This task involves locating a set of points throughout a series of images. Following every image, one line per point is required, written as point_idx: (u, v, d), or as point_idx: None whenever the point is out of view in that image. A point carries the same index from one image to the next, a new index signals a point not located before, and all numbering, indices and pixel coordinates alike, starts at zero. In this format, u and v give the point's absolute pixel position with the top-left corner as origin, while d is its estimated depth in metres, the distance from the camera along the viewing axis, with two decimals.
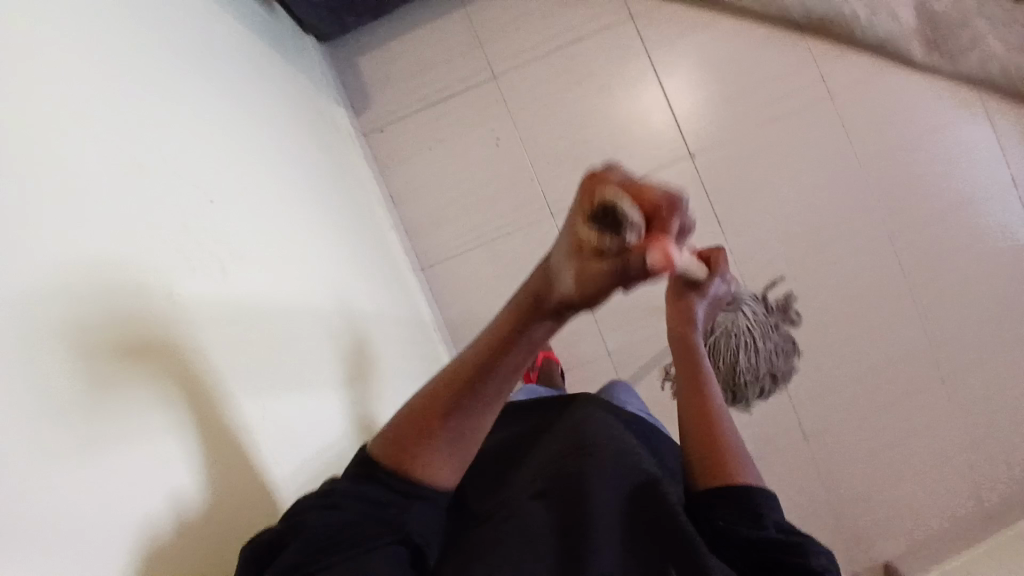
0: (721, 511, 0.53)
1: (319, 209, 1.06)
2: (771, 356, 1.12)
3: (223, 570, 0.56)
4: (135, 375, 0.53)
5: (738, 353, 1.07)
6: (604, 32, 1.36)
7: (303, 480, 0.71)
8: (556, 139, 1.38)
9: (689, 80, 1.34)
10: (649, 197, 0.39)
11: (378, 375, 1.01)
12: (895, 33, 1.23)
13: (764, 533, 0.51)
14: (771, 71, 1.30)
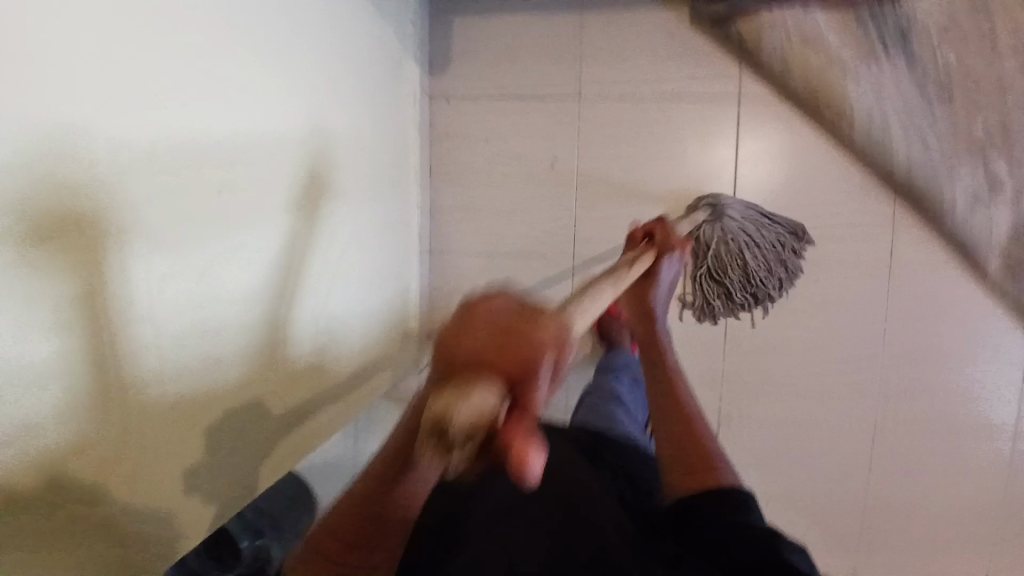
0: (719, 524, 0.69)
1: (320, 80, 0.98)
2: (769, 263, 1.23)
3: (153, 426, 0.75)
4: (43, 262, 0.59)
5: (741, 252, 1.22)
6: (709, 101, 1.24)
7: (202, 343, 0.80)
8: (612, 186, 1.28)
9: (769, 186, 1.26)
10: (518, 361, 0.39)
11: (336, 195, 1.05)
12: (981, 237, 1.16)
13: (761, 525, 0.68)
14: (848, 214, 1.25)
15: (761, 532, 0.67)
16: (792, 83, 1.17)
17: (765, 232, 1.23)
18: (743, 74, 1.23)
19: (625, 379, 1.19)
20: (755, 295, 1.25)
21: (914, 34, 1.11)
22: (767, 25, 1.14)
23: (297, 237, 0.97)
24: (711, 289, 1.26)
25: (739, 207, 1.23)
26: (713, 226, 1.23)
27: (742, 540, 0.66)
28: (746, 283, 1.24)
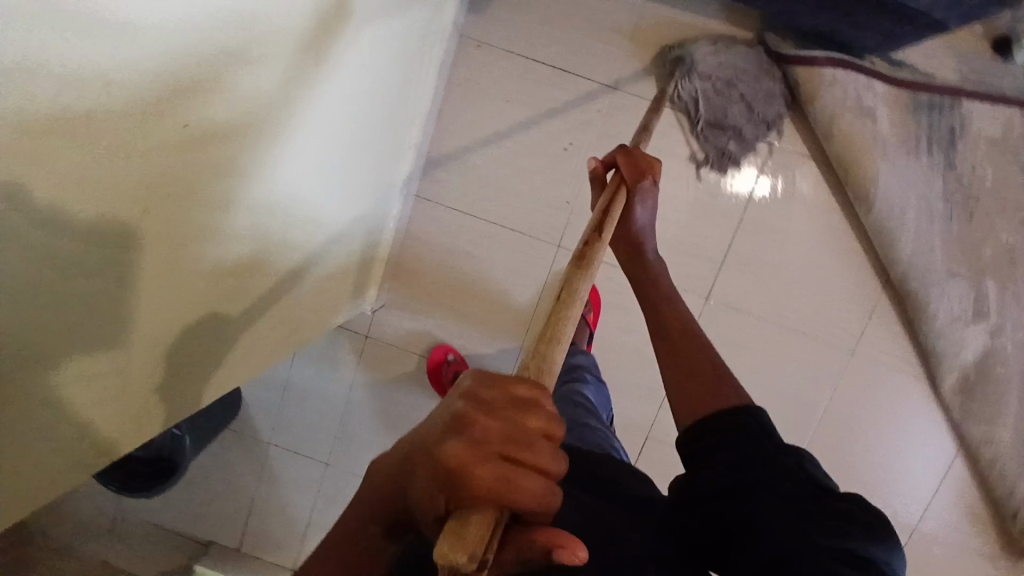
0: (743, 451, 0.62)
1: None
2: (748, 109, 1.14)
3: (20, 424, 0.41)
4: None
5: (727, 84, 1.12)
6: (740, 136, 1.18)
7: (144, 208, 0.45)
8: None
9: (768, 240, 1.20)
10: (527, 489, 0.33)
11: (335, 81, 0.69)
12: (947, 355, 1.17)
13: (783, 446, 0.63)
14: (836, 292, 1.21)
15: (770, 452, 0.62)
16: (828, 148, 1.13)
17: (751, 76, 1.12)
18: (784, 122, 1.17)
19: (593, 385, 1.09)
20: (766, 115, 1.14)
21: (958, 141, 1.14)
22: (834, 84, 1.09)
23: (286, 139, 0.63)
24: (714, 135, 1.16)
25: (707, 48, 1.12)
26: (694, 79, 1.13)
27: (749, 465, 0.61)
28: (739, 133, 1.15)
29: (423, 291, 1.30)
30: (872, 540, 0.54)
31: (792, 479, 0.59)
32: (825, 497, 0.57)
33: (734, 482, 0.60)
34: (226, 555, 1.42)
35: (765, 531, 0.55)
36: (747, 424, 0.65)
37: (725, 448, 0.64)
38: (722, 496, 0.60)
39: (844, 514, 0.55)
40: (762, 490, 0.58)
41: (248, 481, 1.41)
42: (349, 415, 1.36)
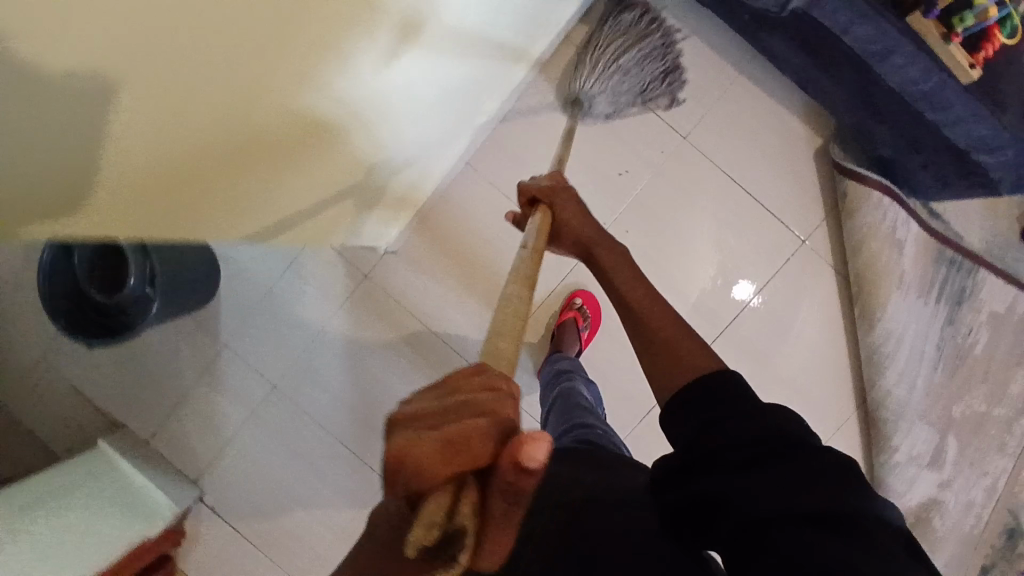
0: (732, 419, 0.60)
1: None
2: (650, 58, 1.15)
3: (116, 221, 0.48)
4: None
5: (624, 73, 1.15)
6: (780, 222, 1.23)
7: (280, 90, 0.52)
8: (650, 224, 1.24)
9: (773, 326, 1.24)
10: (480, 443, 0.31)
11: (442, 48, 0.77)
12: (894, 489, 1.22)
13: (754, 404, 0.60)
14: (814, 394, 1.25)
15: (753, 408, 0.60)
16: (852, 262, 1.19)
17: (615, 40, 1.14)
18: (821, 227, 1.23)
19: (585, 386, 1.12)
20: (661, 48, 1.16)
21: (964, 301, 1.22)
22: (879, 208, 1.16)
23: (390, 79, 0.70)
24: (654, 87, 1.18)
25: (588, 78, 1.15)
26: (599, 97, 1.16)
27: (715, 433, 0.59)
28: (664, 70, 1.17)
29: (436, 252, 1.31)
30: (843, 490, 0.50)
31: (756, 435, 0.56)
32: (796, 448, 0.54)
33: (700, 455, 0.59)
34: (132, 442, 1.34)
35: (727, 498, 0.53)
36: (716, 395, 0.65)
37: (695, 426, 0.63)
38: (691, 472, 0.58)
39: (824, 470, 0.51)
40: (725, 459, 0.56)
41: (188, 375, 1.35)
42: (315, 344, 1.33)
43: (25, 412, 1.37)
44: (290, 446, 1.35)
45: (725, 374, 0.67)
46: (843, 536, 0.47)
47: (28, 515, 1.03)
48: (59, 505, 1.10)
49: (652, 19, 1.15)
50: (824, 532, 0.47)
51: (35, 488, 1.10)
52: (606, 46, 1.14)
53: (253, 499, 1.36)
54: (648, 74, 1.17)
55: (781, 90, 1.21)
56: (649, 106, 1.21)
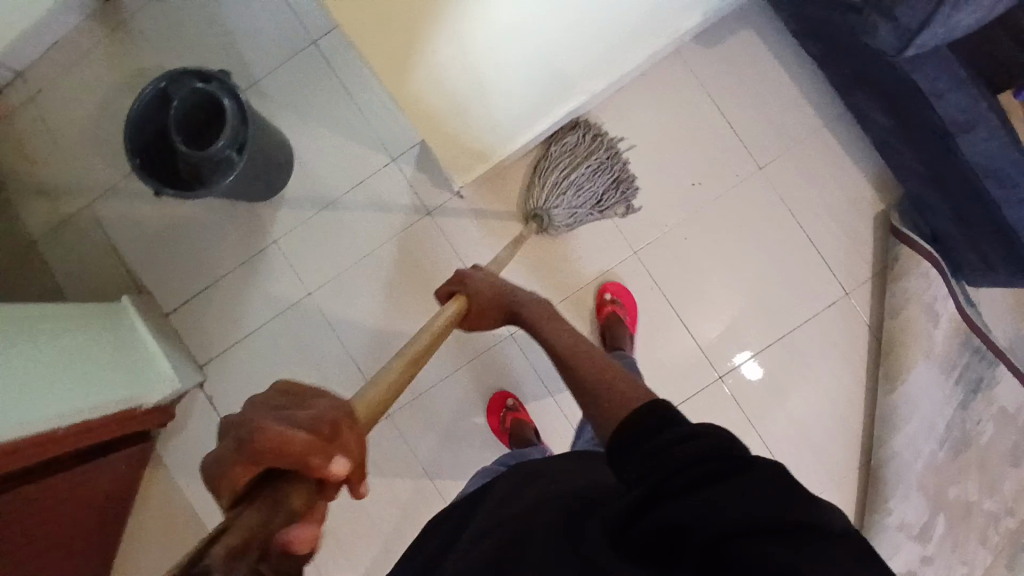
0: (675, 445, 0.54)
1: None
2: (598, 172, 1.27)
3: None
4: None
5: (572, 187, 1.26)
6: (828, 268, 1.30)
7: None
8: (707, 238, 1.31)
9: (797, 363, 1.29)
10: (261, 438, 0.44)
11: None
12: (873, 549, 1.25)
13: (687, 427, 0.55)
14: (819, 439, 1.29)
15: (689, 431, 0.55)
16: (888, 321, 1.26)
17: (564, 161, 1.27)
18: (865, 285, 1.29)
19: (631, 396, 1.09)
20: (603, 162, 1.28)
21: (979, 391, 1.26)
22: (925, 277, 1.25)
23: None
24: (610, 196, 1.28)
25: (546, 194, 1.26)
26: (558, 209, 1.25)
27: (658, 459, 0.54)
28: (613, 180, 1.28)
29: (500, 210, 1.36)
30: (795, 499, 0.49)
31: (701, 456, 0.52)
32: (742, 466, 0.51)
33: (647, 486, 0.53)
34: (151, 310, 1.33)
35: (687, 524, 0.49)
36: (648, 421, 0.58)
37: (636, 453, 0.56)
38: (641, 507, 0.52)
39: (768, 481, 0.49)
40: (673, 485, 0.51)
41: (227, 261, 1.36)
42: (360, 263, 1.36)
43: (50, 253, 1.36)
44: (304, 357, 1.35)
45: (660, 405, 0.59)
46: (803, 553, 0.45)
47: (30, 342, 1.03)
48: (64, 341, 1.10)
49: (590, 136, 1.29)
50: (779, 542, 0.46)
51: (43, 320, 1.10)
52: (556, 166, 1.27)
53: (250, 398, 1.34)
54: (599, 190, 1.27)
55: (858, 151, 1.30)
56: (607, 215, 1.30)
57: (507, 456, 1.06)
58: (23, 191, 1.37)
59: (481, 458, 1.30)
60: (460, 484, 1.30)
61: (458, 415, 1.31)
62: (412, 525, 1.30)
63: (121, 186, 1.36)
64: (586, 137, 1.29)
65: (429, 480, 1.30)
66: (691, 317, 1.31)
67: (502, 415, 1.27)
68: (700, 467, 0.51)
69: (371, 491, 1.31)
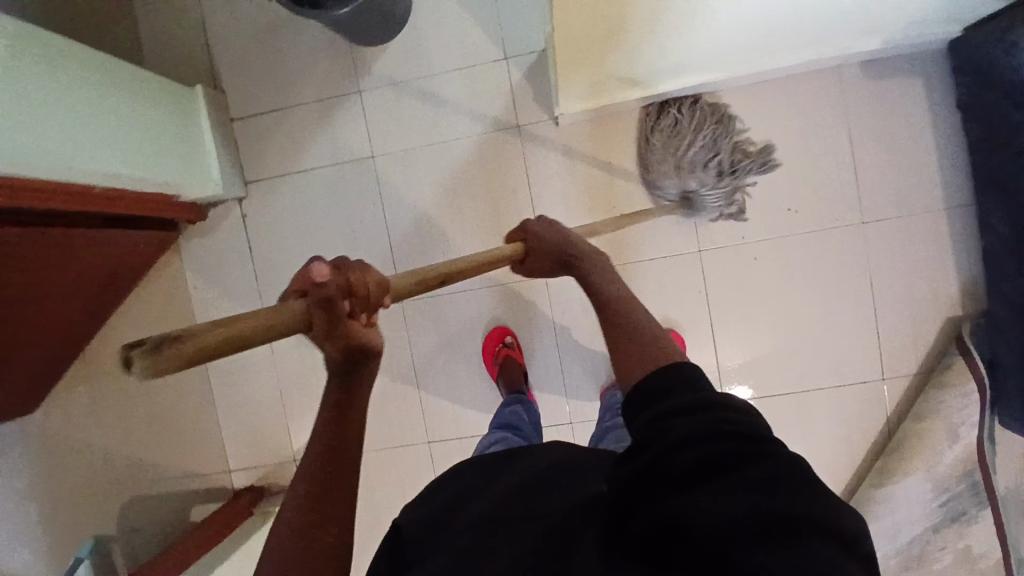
0: (683, 416, 0.53)
1: None
2: (714, 142, 1.20)
3: None
4: None
5: (697, 155, 1.19)
6: (874, 348, 1.25)
7: None
8: (771, 269, 1.26)
9: (798, 421, 1.28)
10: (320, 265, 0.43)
11: None
12: None
13: (699, 400, 0.54)
14: None
15: (699, 403, 0.54)
16: (907, 422, 1.23)
17: (671, 140, 1.20)
18: (903, 378, 1.25)
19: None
20: (716, 134, 1.20)
21: (956, 522, 1.24)
22: (964, 398, 1.20)
23: None
24: (738, 166, 1.21)
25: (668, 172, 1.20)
26: (699, 190, 1.20)
27: (662, 425, 0.53)
28: (731, 150, 1.21)
29: (589, 155, 1.30)
30: (806, 497, 0.45)
31: (705, 433, 0.50)
32: (750, 455, 0.48)
33: (646, 463, 0.51)
34: (220, 109, 1.30)
35: (689, 516, 0.46)
36: (658, 390, 0.59)
37: (642, 428, 0.55)
38: (645, 489, 0.50)
39: (777, 473, 0.46)
40: (675, 466, 0.49)
41: (309, 92, 1.32)
42: (433, 147, 1.32)
43: (144, 11, 1.31)
44: (345, 214, 1.33)
45: (676, 372, 0.59)
46: (801, 555, 0.42)
47: (103, 100, 1.01)
48: (136, 108, 1.08)
49: (689, 112, 1.20)
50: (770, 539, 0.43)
51: (122, 77, 1.06)
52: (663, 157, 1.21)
53: (280, 230, 1.32)
54: (718, 159, 1.19)
55: (967, 249, 1.22)
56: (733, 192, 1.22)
57: (504, 415, 1.08)
58: None
59: (468, 380, 1.31)
60: (441, 394, 1.31)
61: (467, 331, 1.31)
62: (380, 409, 1.33)
63: None
64: (688, 109, 1.20)
65: (413, 378, 1.31)
66: (723, 336, 1.28)
67: (497, 349, 1.27)
68: (704, 447, 0.49)
69: None
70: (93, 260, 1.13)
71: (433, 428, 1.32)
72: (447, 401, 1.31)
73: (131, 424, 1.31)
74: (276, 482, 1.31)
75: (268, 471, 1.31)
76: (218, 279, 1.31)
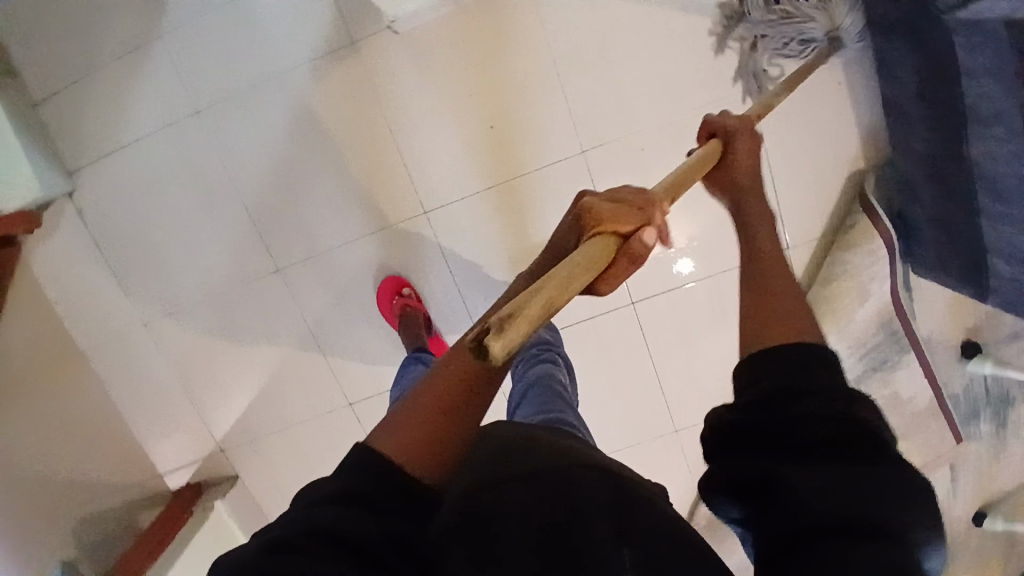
0: (812, 388, 0.48)
1: None
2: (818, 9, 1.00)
3: None
4: None
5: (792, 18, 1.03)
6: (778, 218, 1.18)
7: None
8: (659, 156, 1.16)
9: (712, 306, 1.23)
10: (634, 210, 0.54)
11: None
12: None
13: (827, 378, 0.49)
14: (708, 380, 1.28)
15: (829, 382, 0.49)
16: (816, 288, 1.17)
17: None
18: (811, 243, 1.19)
19: (566, 375, 1.03)
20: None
21: (878, 370, 1.24)
22: (871, 255, 1.13)
23: None
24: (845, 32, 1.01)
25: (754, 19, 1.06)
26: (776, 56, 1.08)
27: (790, 385, 0.49)
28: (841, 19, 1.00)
29: (442, 65, 1.15)
30: (914, 522, 0.43)
31: (838, 417, 0.46)
32: (876, 460, 0.44)
33: (767, 417, 0.47)
34: (18, 97, 1.14)
35: (780, 482, 0.44)
36: (792, 357, 0.51)
37: (765, 376, 0.50)
38: (740, 441, 0.49)
39: (884, 480, 0.43)
40: (795, 433, 0.46)
41: (108, 51, 1.15)
42: (266, 90, 1.16)
43: None
44: (189, 186, 1.19)
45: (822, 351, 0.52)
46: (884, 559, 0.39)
47: None
48: None
49: None
50: (854, 539, 0.41)
51: None
52: (763, 33, 1.07)
53: (125, 216, 1.20)
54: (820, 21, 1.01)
55: (868, 96, 1.10)
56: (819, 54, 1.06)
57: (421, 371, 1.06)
58: None
59: (372, 335, 1.26)
60: (349, 356, 1.27)
61: (359, 284, 1.24)
62: (289, 377, 1.28)
63: None
64: None
65: (316, 344, 1.26)
66: None
67: (393, 300, 1.21)
68: (818, 428, 0.45)
69: (253, 340, 1.26)
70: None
71: (349, 387, 1.28)
72: (357, 361, 1.27)
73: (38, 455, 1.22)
74: (211, 474, 1.35)
75: (201, 457, 1.33)
76: (82, 284, 1.22)
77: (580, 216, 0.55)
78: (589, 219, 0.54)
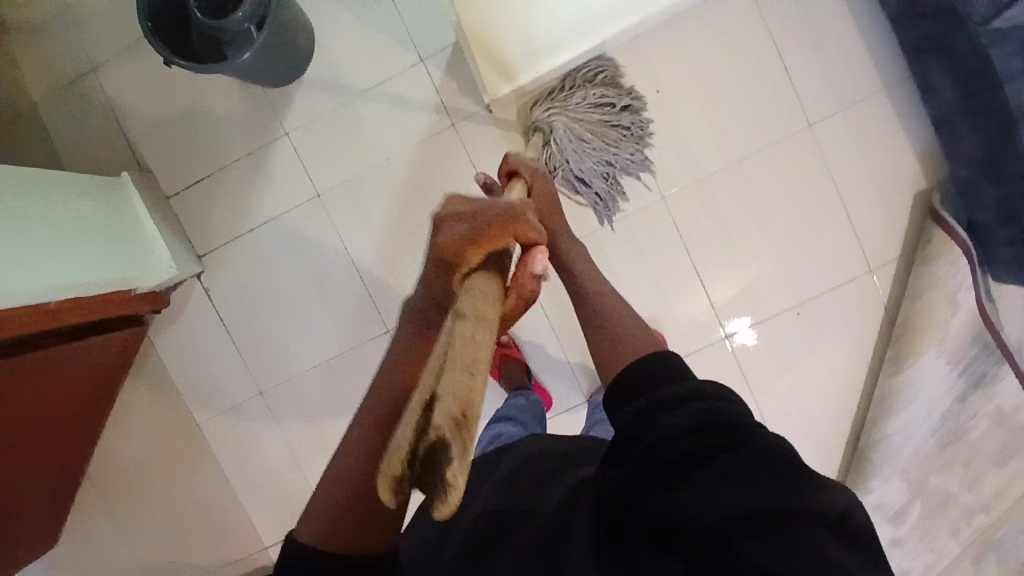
0: (676, 410, 0.56)
1: None
2: (582, 134, 1.20)
3: None
4: None
5: (579, 105, 1.20)
6: (859, 243, 1.26)
7: None
8: (736, 197, 1.26)
9: (805, 332, 1.28)
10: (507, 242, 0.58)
11: None
12: None
13: (688, 393, 0.58)
14: (810, 408, 1.30)
15: (692, 398, 0.58)
16: (906, 303, 1.23)
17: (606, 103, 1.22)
18: (892, 265, 1.26)
19: None
20: (609, 161, 1.23)
21: (979, 387, 1.24)
22: (952, 265, 1.21)
23: None
24: (561, 153, 1.21)
25: (586, 85, 1.21)
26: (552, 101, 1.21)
27: (657, 417, 0.57)
28: (574, 145, 1.21)
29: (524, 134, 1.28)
30: (803, 480, 0.49)
31: (698, 425, 0.54)
32: (744, 439, 0.52)
33: (648, 451, 0.54)
34: (151, 191, 1.28)
35: (687, 513, 0.49)
36: (649, 382, 0.62)
37: (630, 413, 0.60)
38: (637, 479, 0.54)
39: (765, 456, 0.50)
40: (665, 458, 0.53)
41: (233, 150, 1.30)
42: (374, 170, 1.29)
43: (52, 114, 1.30)
44: (303, 261, 1.29)
45: (666, 357, 0.65)
46: (795, 536, 0.46)
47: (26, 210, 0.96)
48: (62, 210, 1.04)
49: (641, 131, 1.24)
50: (764, 527, 0.46)
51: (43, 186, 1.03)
52: (581, 88, 1.21)
53: (246, 293, 1.29)
54: (560, 123, 1.20)
55: (917, 125, 1.23)
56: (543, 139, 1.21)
57: (507, 409, 1.11)
58: (24, 48, 1.29)
59: None
60: None
61: None
62: None
63: (129, 51, 1.28)
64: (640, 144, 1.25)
65: None
66: (708, 273, 1.28)
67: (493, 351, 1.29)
68: (693, 439, 0.53)
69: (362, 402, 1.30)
70: (55, 381, 1.05)
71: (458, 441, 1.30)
72: None
73: (153, 523, 1.32)
74: None
75: None
76: (199, 358, 1.30)
77: (446, 253, 0.55)
78: (463, 253, 0.54)
